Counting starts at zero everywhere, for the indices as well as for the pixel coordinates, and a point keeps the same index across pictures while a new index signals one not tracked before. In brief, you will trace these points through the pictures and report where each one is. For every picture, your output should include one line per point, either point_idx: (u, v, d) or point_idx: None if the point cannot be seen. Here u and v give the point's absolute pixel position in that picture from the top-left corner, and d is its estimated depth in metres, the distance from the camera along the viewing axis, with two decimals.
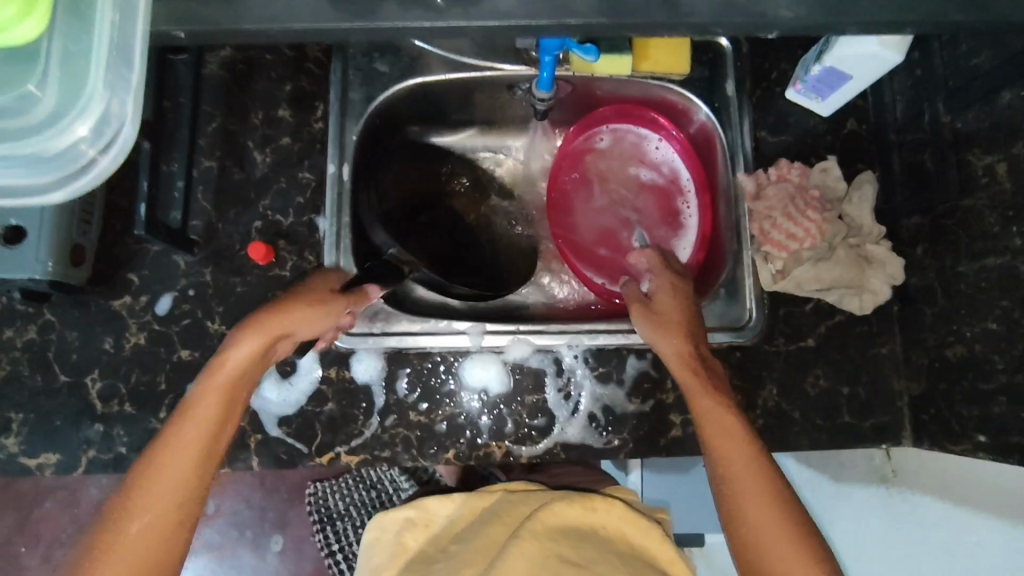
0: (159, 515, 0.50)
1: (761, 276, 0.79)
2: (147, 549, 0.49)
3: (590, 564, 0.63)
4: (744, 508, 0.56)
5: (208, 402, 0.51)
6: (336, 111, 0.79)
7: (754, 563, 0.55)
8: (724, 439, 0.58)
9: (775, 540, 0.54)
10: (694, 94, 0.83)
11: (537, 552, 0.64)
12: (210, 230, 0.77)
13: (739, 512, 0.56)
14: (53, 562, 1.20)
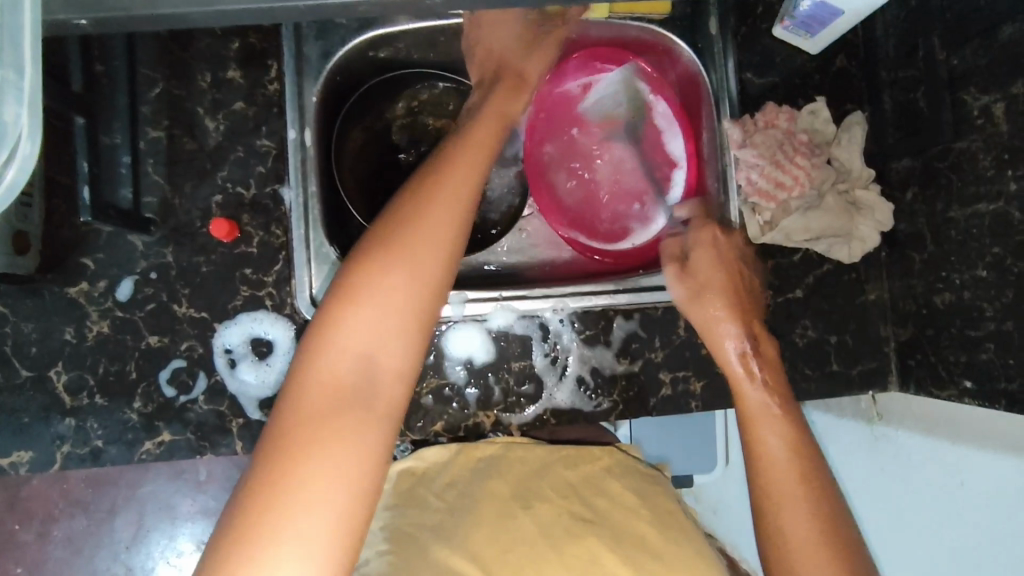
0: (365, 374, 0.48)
1: (749, 228, 0.77)
2: (353, 433, 0.46)
3: (607, 515, 0.66)
4: (772, 489, 0.64)
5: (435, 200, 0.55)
6: (291, 69, 0.73)
7: (779, 549, 0.61)
8: (763, 413, 0.68)
9: (797, 513, 0.62)
10: (674, 34, 0.78)
11: (552, 511, 0.65)
12: (166, 206, 0.71)
13: (766, 482, 0.64)
14: (49, 536, 1.20)
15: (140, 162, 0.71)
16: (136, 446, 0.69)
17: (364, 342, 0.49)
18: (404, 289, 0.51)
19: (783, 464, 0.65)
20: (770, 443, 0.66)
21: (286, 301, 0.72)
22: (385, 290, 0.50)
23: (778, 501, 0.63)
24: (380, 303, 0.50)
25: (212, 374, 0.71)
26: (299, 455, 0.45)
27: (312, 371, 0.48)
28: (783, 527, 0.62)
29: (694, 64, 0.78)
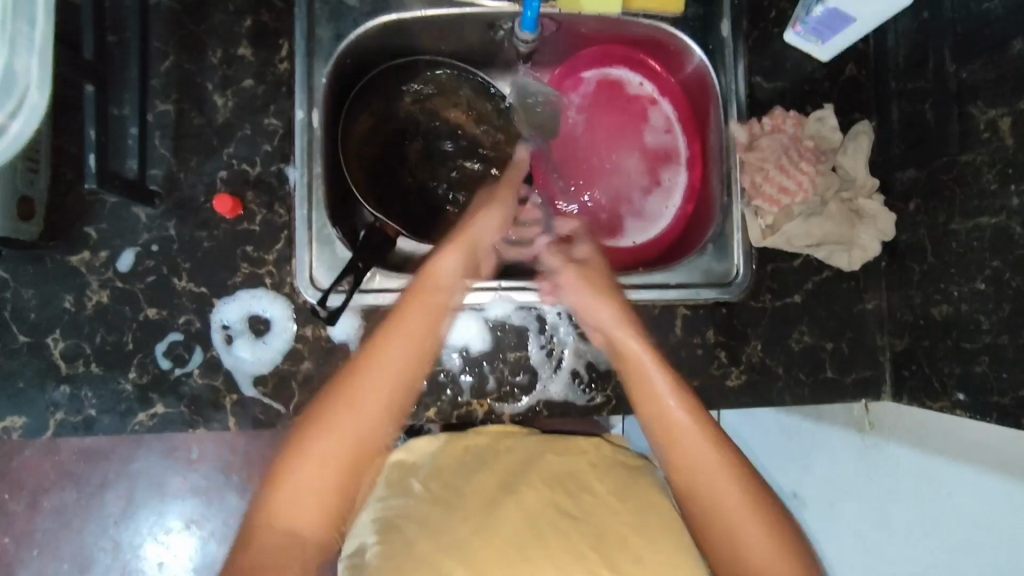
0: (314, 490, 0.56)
1: (751, 232, 0.77)
2: (289, 533, 0.55)
3: (588, 514, 0.64)
4: (681, 462, 0.61)
5: (387, 353, 0.61)
6: (302, 50, 0.73)
7: (703, 518, 0.60)
8: (646, 399, 0.64)
9: (710, 486, 0.59)
10: (687, 34, 0.78)
11: (536, 503, 0.64)
12: (171, 180, 0.72)
13: (678, 465, 0.61)
14: (37, 507, 1.21)
15: (148, 134, 0.71)
16: (129, 417, 0.70)
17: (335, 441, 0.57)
18: (356, 432, 0.58)
19: (664, 418, 0.62)
20: (652, 399, 0.63)
21: (285, 280, 0.73)
22: (328, 441, 0.57)
23: (703, 478, 0.60)
24: (319, 457, 0.56)
25: (209, 349, 0.71)
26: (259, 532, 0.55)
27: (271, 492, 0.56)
28: (712, 504, 0.59)
29: (703, 65, 0.78)
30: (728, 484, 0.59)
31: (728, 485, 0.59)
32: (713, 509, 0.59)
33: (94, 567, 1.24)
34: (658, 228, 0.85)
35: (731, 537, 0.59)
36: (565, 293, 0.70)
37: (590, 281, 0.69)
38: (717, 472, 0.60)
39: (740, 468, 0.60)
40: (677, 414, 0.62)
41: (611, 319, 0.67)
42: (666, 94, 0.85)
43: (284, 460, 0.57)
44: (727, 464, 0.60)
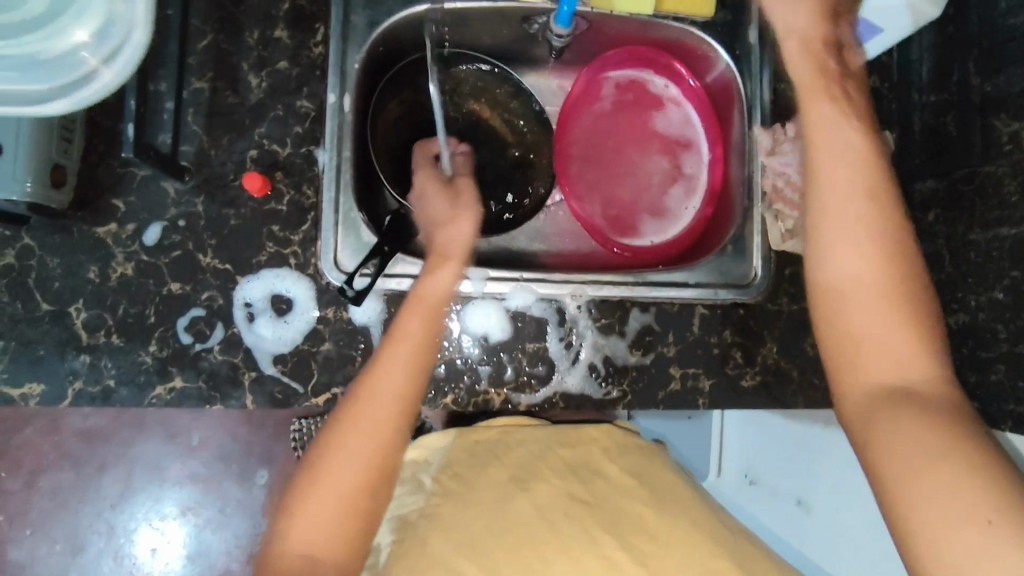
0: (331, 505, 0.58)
1: (770, 235, 0.78)
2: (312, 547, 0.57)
3: (602, 500, 0.71)
4: (866, 297, 0.53)
5: (383, 380, 0.61)
6: (338, 36, 0.74)
7: (859, 363, 0.53)
8: (848, 248, 0.54)
9: (886, 326, 0.52)
10: (715, 39, 0.79)
11: (551, 496, 0.71)
12: (202, 157, 0.72)
13: (848, 300, 0.54)
14: (35, 486, 1.21)
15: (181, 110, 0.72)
16: (148, 390, 0.70)
17: (336, 484, 0.58)
18: (365, 455, 0.59)
19: (853, 283, 0.54)
20: (844, 244, 0.55)
21: (309, 261, 0.73)
22: (340, 460, 0.58)
23: (871, 324, 0.53)
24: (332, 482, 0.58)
25: (230, 325, 0.71)
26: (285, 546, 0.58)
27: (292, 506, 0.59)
28: (857, 329, 0.53)
29: (731, 72, 0.80)
30: (893, 327, 0.52)
31: (912, 365, 0.51)
32: (857, 335, 0.53)
33: (87, 549, 1.23)
34: (675, 229, 0.87)
35: (894, 363, 0.52)
36: (833, 146, 0.58)
37: (856, 128, 0.58)
38: (893, 338, 0.52)
39: (918, 324, 0.52)
40: (866, 275, 0.53)
41: (856, 142, 0.58)
42: (691, 99, 0.85)
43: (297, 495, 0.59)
44: (906, 320, 0.52)
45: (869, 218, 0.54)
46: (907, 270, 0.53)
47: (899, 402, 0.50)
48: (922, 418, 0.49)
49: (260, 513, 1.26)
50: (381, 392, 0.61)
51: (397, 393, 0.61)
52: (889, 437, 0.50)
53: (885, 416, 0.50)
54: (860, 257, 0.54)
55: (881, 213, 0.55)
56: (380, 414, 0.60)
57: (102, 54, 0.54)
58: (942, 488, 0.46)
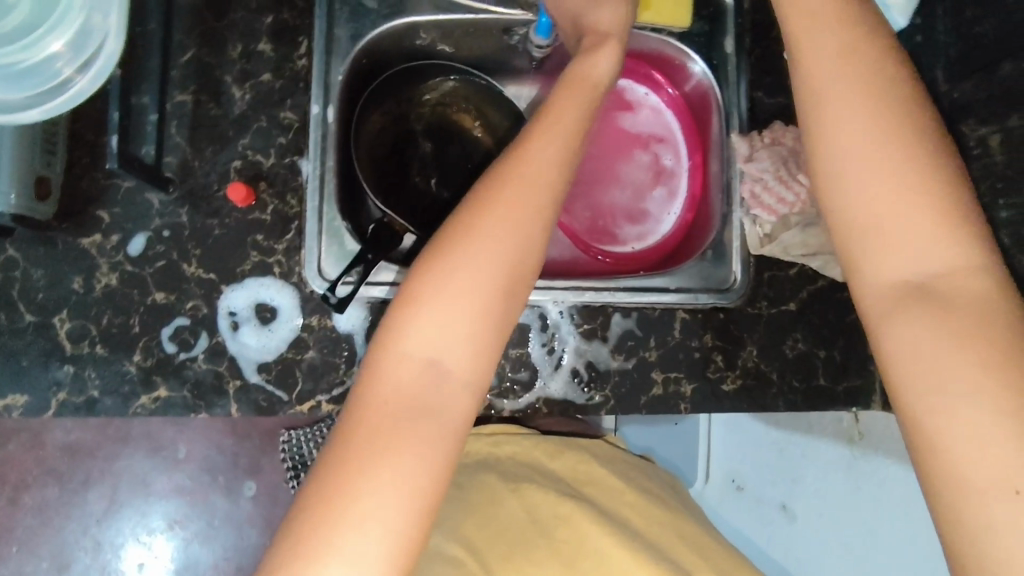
0: (395, 429, 0.47)
1: (748, 240, 0.80)
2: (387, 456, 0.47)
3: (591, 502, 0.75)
4: (891, 202, 0.49)
5: (480, 231, 0.51)
6: (321, 49, 0.76)
7: (885, 267, 0.49)
8: (880, 144, 0.50)
9: (907, 228, 0.48)
10: (692, 49, 0.81)
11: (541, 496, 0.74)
12: (186, 168, 0.73)
13: (881, 202, 0.49)
14: (20, 501, 1.21)
15: (165, 122, 0.73)
16: (131, 399, 0.70)
17: (397, 439, 0.47)
18: (418, 391, 0.49)
19: (872, 183, 0.50)
20: (853, 143, 0.51)
21: (293, 270, 0.74)
22: (400, 376, 0.49)
23: (891, 220, 0.49)
24: (400, 378, 0.49)
25: (215, 334, 0.72)
26: (344, 487, 0.46)
27: (349, 438, 0.48)
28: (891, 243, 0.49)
29: (708, 80, 0.82)
30: (938, 235, 0.47)
31: (943, 252, 0.47)
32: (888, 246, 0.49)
33: (73, 567, 1.22)
34: (657, 235, 0.89)
35: (930, 268, 0.47)
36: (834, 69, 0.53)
37: (847, 41, 0.53)
38: (917, 233, 0.48)
39: (950, 225, 0.47)
40: (882, 171, 0.50)
41: (844, 67, 0.52)
42: (671, 108, 0.88)
43: (349, 438, 0.48)
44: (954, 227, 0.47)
45: (882, 126, 0.50)
46: (942, 177, 0.48)
47: (905, 305, 0.48)
48: (958, 320, 0.46)
49: (247, 526, 1.25)
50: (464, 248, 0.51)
51: (500, 262, 0.51)
52: (903, 336, 0.47)
53: (900, 316, 0.48)
54: (870, 161, 0.50)
55: (879, 116, 0.51)
56: (463, 299, 0.50)
57: (78, 63, 0.57)
58: (985, 396, 0.43)
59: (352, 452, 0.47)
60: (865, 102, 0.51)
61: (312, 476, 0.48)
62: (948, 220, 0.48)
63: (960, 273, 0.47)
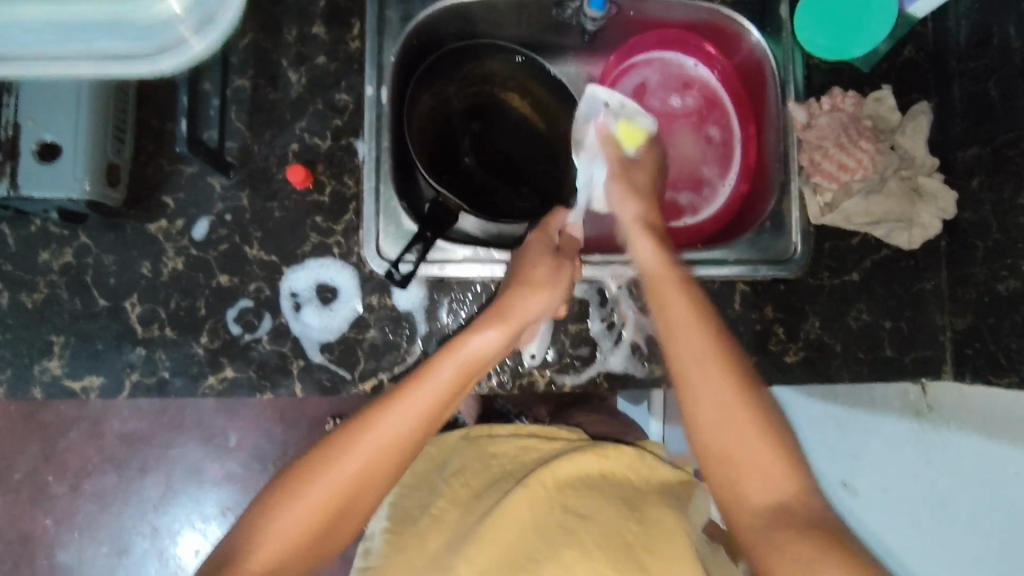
0: (338, 480, 0.55)
1: (809, 209, 0.78)
2: (339, 486, 0.55)
3: (597, 514, 0.67)
4: (686, 345, 0.56)
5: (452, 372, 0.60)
6: (374, 29, 0.76)
7: (715, 441, 0.54)
8: (683, 323, 0.57)
9: (720, 391, 0.54)
10: (744, 16, 0.79)
11: (543, 501, 0.68)
12: (246, 152, 0.74)
13: (684, 362, 0.56)
14: (81, 490, 1.25)
15: (226, 108, 0.74)
16: (200, 379, 0.72)
17: (327, 490, 0.55)
18: (370, 460, 0.56)
19: (697, 337, 0.56)
20: (676, 305, 0.58)
21: (352, 250, 0.74)
22: (352, 457, 0.56)
23: (718, 402, 0.54)
24: (365, 454, 0.56)
25: (278, 316, 0.73)
26: (279, 511, 0.54)
27: (300, 474, 0.55)
28: (716, 435, 0.54)
29: (761, 45, 0.79)
30: (741, 421, 0.54)
31: (738, 418, 0.54)
32: (719, 432, 0.54)
33: (132, 552, 1.26)
34: (710, 207, 0.87)
35: (745, 434, 0.53)
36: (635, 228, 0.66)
37: (636, 195, 0.70)
38: (739, 416, 0.54)
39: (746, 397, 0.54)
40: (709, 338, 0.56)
41: (649, 255, 0.63)
42: (722, 78, 0.86)
43: (298, 481, 0.55)
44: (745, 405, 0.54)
45: (698, 325, 0.56)
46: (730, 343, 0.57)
47: (761, 474, 0.53)
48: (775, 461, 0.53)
49: None
50: (393, 426, 0.57)
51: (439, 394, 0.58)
52: (753, 494, 0.53)
53: (725, 440, 0.54)
54: (683, 314, 0.57)
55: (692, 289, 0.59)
56: (396, 437, 0.57)
57: (199, 22, 0.47)
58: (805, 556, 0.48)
59: (285, 489, 0.55)
60: (674, 318, 0.57)
61: (251, 512, 0.55)
62: (750, 394, 0.55)
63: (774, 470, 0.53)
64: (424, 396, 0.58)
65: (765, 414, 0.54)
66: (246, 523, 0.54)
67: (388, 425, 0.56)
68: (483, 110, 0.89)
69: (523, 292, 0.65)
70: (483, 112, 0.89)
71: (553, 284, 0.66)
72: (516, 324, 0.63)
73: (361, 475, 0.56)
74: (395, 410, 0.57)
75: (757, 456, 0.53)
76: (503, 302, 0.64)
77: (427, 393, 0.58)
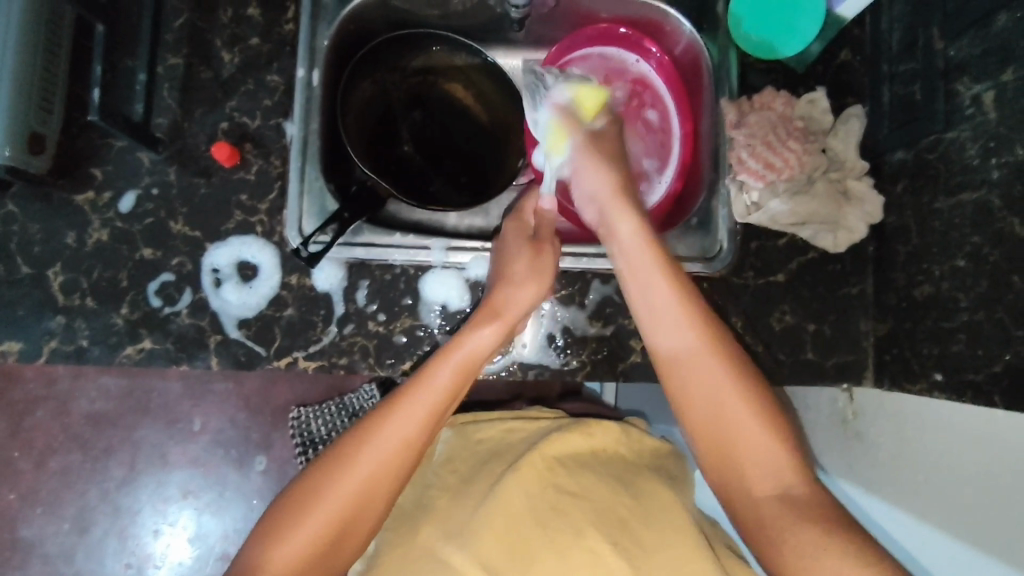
0: (348, 492, 0.57)
1: (734, 208, 0.78)
2: (352, 494, 0.57)
3: (589, 492, 0.69)
4: (678, 344, 0.59)
5: (447, 369, 0.62)
6: (308, 12, 0.77)
7: (721, 420, 0.57)
8: (689, 319, 0.59)
9: (708, 368, 0.57)
10: (679, 12, 0.79)
11: (537, 483, 0.69)
12: (175, 128, 0.75)
13: (677, 350, 0.59)
14: (46, 467, 1.26)
15: (157, 84, 0.75)
16: (118, 350, 0.73)
17: (339, 500, 0.57)
18: (380, 467, 0.58)
19: (665, 308, 0.60)
20: (658, 287, 0.60)
21: (275, 229, 0.75)
22: (362, 465, 0.58)
23: (691, 367, 0.58)
24: (374, 461, 0.58)
25: (198, 290, 0.74)
26: (296, 523, 0.56)
27: (312, 488, 0.57)
28: (717, 424, 0.57)
29: (695, 41, 0.79)
30: (749, 416, 0.56)
31: (709, 378, 0.57)
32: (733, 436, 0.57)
33: (92, 530, 1.27)
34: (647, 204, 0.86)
35: (720, 400, 0.57)
36: (620, 218, 0.64)
37: (604, 163, 0.67)
38: (736, 397, 0.57)
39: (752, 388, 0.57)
40: (676, 300, 0.60)
41: (628, 234, 0.63)
42: (660, 73, 0.85)
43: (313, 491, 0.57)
44: (730, 381, 0.57)
45: (680, 305, 0.59)
46: (713, 324, 0.59)
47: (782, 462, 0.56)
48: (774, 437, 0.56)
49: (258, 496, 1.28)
50: (397, 432, 0.59)
51: (438, 395, 0.61)
52: (749, 460, 0.56)
53: (692, 395, 0.58)
54: (659, 281, 0.60)
55: (683, 290, 0.60)
56: (400, 441, 0.59)
57: None
58: None
59: (298, 503, 0.57)
60: (679, 351, 0.59)
61: (270, 520, 0.57)
62: (732, 359, 0.58)
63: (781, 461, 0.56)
64: (424, 402, 0.60)
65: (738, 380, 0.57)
66: (262, 537, 0.56)
67: (386, 434, 0.59)
68: (423, 99, 0.89)
69: (510, 295, 0.68)
70: (423, 100, 0.89)
71: (539, 277, 0.70)
72: (512, 320, 0.67)
73: (373, 483, 0.58)
74: (398, 417, 0.59)
75: (745, 405, 0.57)
76: (495, 296, 0.68)
77: (425, 398, 0.61)
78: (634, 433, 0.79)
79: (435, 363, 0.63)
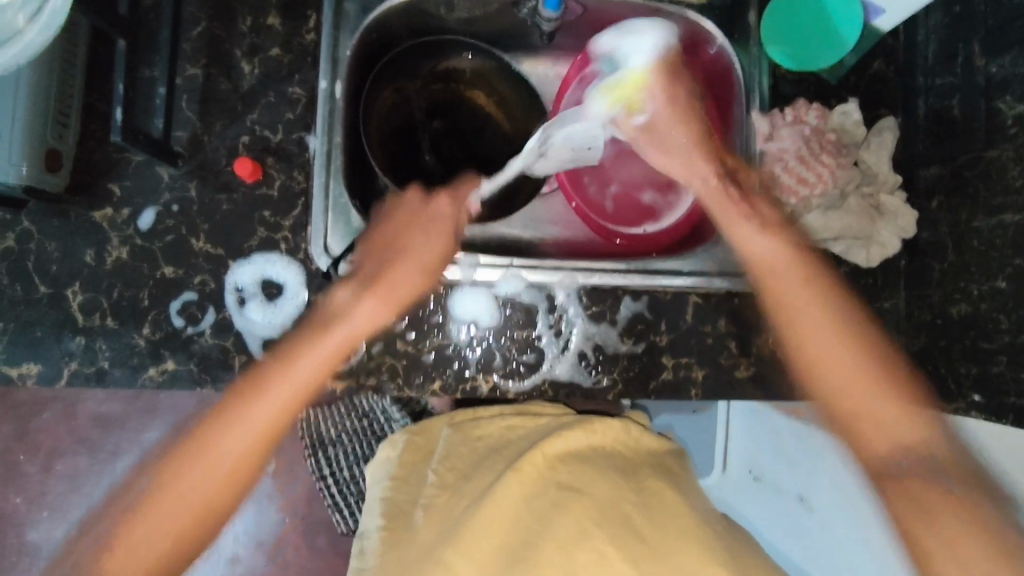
0: (202, 472, 0.57)
1: None
2: (201, 478, 0.57)
3: (591, 488, 0.62)
4: (790, 295, 0.65)
5: (320, 352, 0.62)
6: (330, 21, 0.74)
7: (827, 382, 0.62)
8: (799, 284, 0.65)
9: (806, 314, 0.64)
10: (710, 21, 0.77)
11: (535, 480, 0.63)
12: (195, 141, 0.73)
13: (790, 301, 0.65)
14: (53, 471, 1.23)
15: (175, 97, 0.73)
16: (140, 371, 0.71)
17: (196, 483, 0.57)
18: (236, 451, 0.58)
19: (767, 263, 0.67)
20: (756, 252, 0.68)
21: (300, 247, 0.73)
22: (219, 449, 0.58)
23: (802, 318, 0.64)
24: (228, 443, 0.58)
25: (221, 310, 0.72)
26: (150, 507, 0.56)
27: (166, 472, 0.57)
28: (827, 369, 0.62)
29: (726, 52, 0.76)
30: (844, 359, 0.62)
31: (817, 335, 0.63)
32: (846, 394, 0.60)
33: None
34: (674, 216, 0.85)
35: (827, 352, 0.62)
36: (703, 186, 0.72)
37: (702, 150, 0.73)
38: (843, 351, 0.62)
39: (870, 370, 0.61)
40: (777, 258, 0.67)
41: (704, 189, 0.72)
42: None
43: (183, 467, 0.57)
44: (846, 338, 0.63)
45: (788, 268, 0.66)
46: (822, 283, 0.65)
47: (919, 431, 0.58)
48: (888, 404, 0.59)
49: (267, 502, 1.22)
50: (262, 413, 0.59)
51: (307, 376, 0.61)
52: (875, 419, 0.59)
53: (814, 346, 0.63)
54: (757, 244, 0.68)
55: (784, 249, 0.67)
56: (273, 419, 0.60)
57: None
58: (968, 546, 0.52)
59: (161, 482, 0.57)
60: (764, 264, 0.67)
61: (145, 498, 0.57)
62: (849, 329, 0.63)
63: (915, 431, 0.58)
64: (284, 388, 0.60)
65: (859, 339, 0.63)
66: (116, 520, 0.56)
67: (249, 413, 0.59)
68: (443, 105, 0.87)
69: (404, 263, 0.67)
70: (444, 107, 0.87)
71: (444, 239, 0.69)
72: (401, 299, 0.66)
73: (241, 462, 0.58)
74: (265, 396, 0.60)
75: (869, 374, 0.61)
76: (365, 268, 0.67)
77: (297, 375, 0.61)
78: (634, 430, 0.74)
79: (308, 344, 0.63)
